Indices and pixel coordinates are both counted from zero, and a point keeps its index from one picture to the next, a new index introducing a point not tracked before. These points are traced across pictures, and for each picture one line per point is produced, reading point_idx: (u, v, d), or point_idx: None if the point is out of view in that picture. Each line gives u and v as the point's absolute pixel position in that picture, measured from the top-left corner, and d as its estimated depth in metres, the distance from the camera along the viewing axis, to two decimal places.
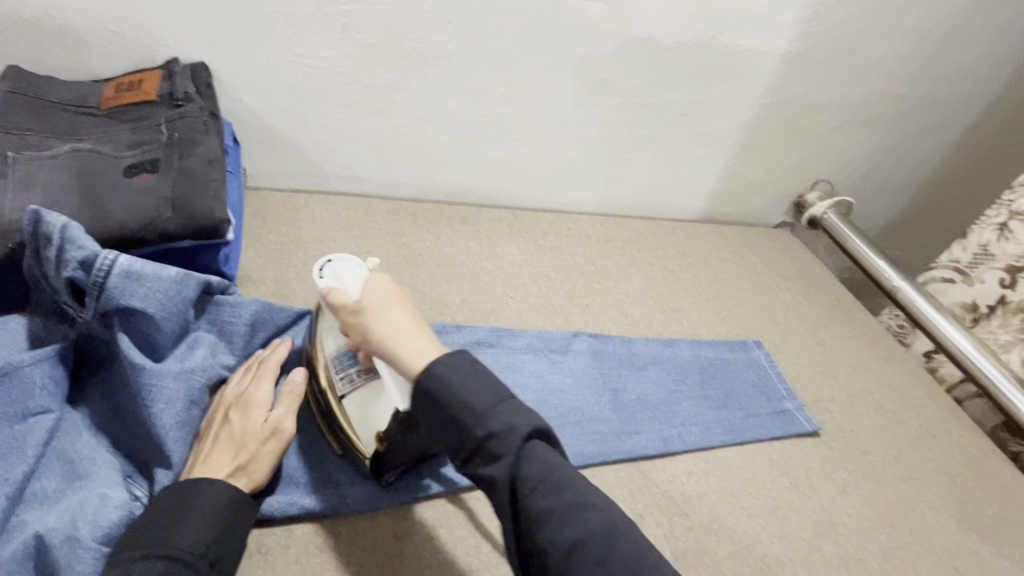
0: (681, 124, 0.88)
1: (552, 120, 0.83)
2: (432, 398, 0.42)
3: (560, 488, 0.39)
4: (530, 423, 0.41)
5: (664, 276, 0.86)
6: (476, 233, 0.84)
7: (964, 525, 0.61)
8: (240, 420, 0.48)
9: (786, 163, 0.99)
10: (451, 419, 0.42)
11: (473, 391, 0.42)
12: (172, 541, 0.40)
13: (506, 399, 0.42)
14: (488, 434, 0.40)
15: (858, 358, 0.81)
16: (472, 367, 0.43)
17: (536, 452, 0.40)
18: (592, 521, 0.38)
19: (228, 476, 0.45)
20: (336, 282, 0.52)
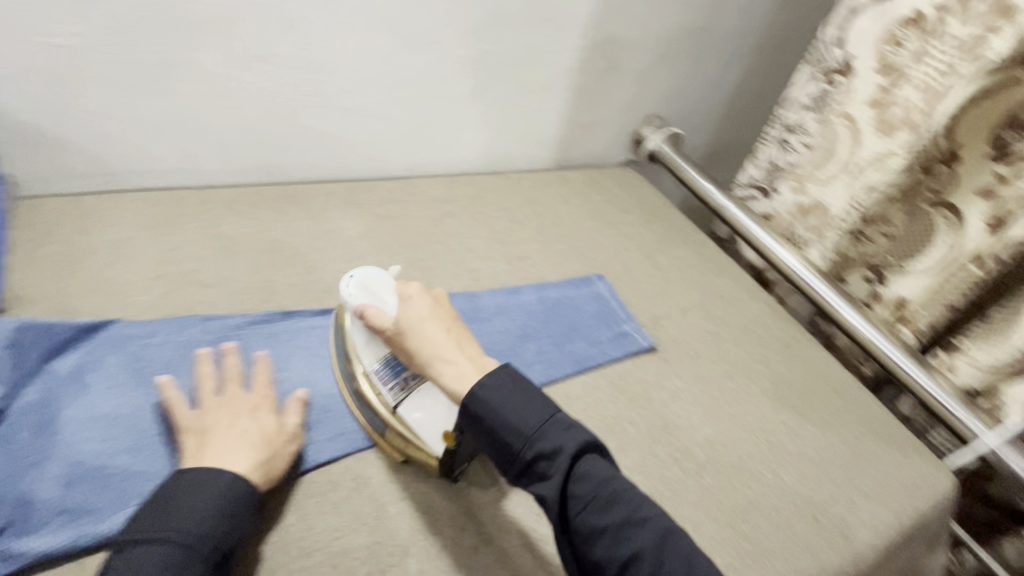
0: (505, 74, 0.88)
1: (369, 82, 0.79)
2: (483, 421, 0.49)
3: (609, 504, 0.46)
4: (580, 440, 0.48)
5: (509, 228, 0.87)
6: (306, 211, 0.79)
7: (776, 402, 0.70)
8: (261, 424, 0.52)
9: (617, 102, 1.03)
10: (500, 439, 0.48)
11: (523, 415, 0.48)
12: (178, 526, 0.42)
13: (554, 416, 0.49)
14: (537, 454, 0.47)
15: (691, 274, 0.88)
16: (521, 391, 0.50)
17: (584, 468, 0.47)
18: (644, 534, 0.45)
19: (253, 471, 0.48)
20: (370, 299, 0.57)
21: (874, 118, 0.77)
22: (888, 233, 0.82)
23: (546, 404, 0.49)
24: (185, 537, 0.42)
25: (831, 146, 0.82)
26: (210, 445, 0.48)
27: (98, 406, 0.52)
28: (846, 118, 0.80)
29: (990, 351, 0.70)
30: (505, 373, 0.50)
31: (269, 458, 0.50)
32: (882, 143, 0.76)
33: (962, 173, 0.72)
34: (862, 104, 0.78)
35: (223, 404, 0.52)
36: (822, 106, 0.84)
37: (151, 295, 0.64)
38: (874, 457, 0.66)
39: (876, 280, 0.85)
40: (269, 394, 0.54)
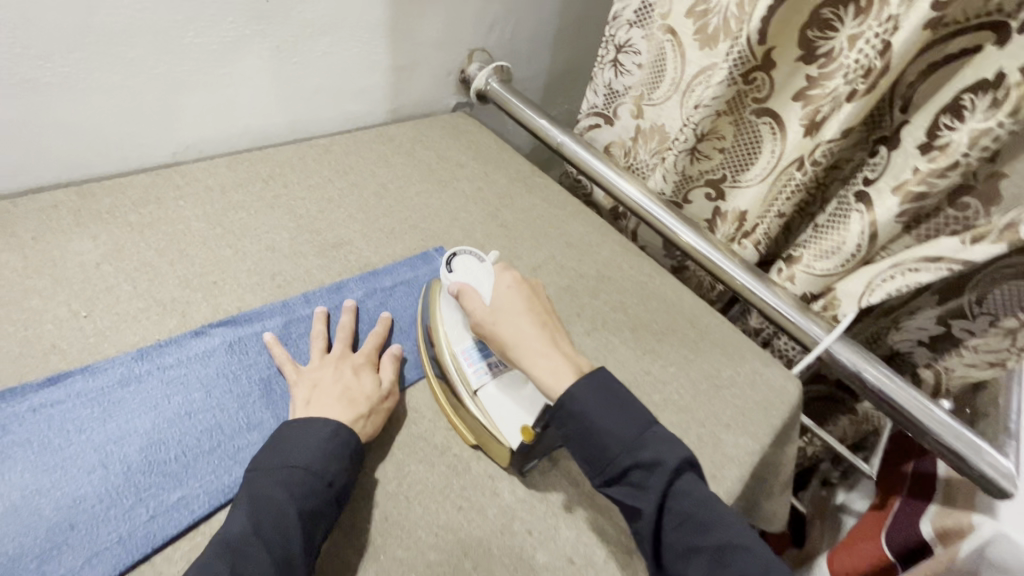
0: (272, 15, 0.69)
1: (62, 42, 0.56)
2: (576, 418, 0.47)
3: (706, 525, 0.43)
4: (681, 453, 0.45)
5: (320, 209, 0.72)
6: (10, 238, 0.56)
7: (638, 351, 0.67)
8: (350, 378, 0.52)
9: (430, 38, 0.88)
10: (594, 438, 0.46)
11: (619, 424, 0.46)
12: (295, 460, 0.44)
13: (652, 428, 0.47)
14: (630, 464, 0.45)
15: (539, 226, 0.80)
16: (615, 399, 0.48)
17: (682, 487, 0.44)
18: (743, 559, 0.42)
19: (352, 422, 0.48)
20: (466, 283, 0.55)
21: (696, 29, 0.73)
22: (721, 147, 0.79)
23: (641, 416, 0.47)
24: (312, 470, 0.43)
25: (663, 64, 0.78)
26: (312, 400, 0.49)
27: (107, 420, 0.46)
28: (670, 33, 0.75)
29: (825, 259, 0.72)
30: (601, 383, 0.48)
31: (367, 413, 0.50)
32: (706, 56, 0.73)
33: (781, 78, 0.68)
34: (682, 16, 0.73)
35: (327, 361, 0.53)
36: (645, 20, 0.78)
37: None
38: (733, 384, 0.66)
39: (716, 196, 0.83)
40: (371, 353, 0.56)
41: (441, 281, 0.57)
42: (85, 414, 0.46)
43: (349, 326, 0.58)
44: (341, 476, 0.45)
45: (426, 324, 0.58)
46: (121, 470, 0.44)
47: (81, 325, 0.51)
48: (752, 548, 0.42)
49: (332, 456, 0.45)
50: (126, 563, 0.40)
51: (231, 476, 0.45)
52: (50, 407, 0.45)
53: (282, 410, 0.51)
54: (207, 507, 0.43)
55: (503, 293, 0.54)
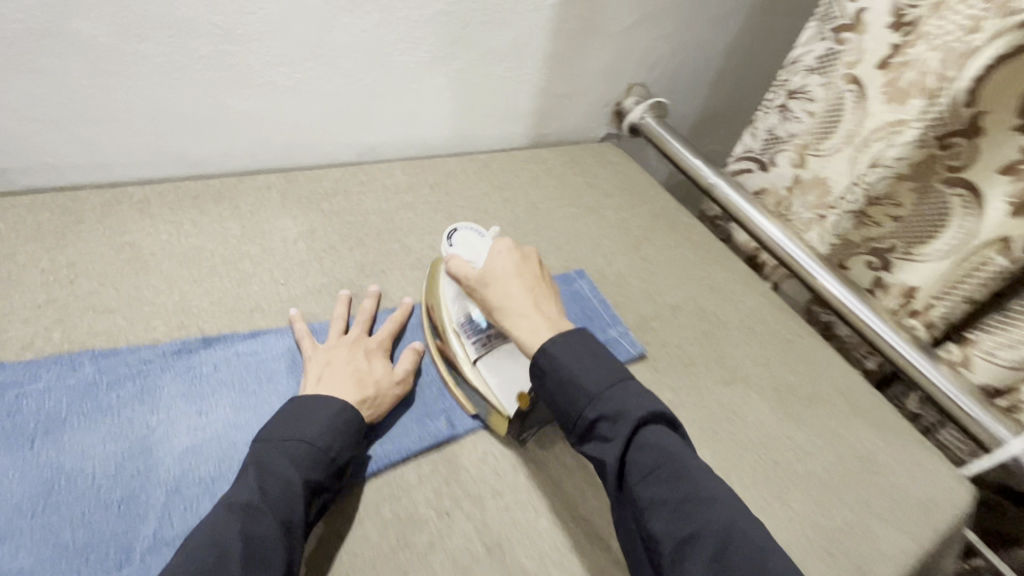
0: (464, 40, 0.76)
1: (301, 54, 0.67)
2: (551, 376, 0.46)
3: (675, 477, 0.41)
4: (651, 407, 0.44)
5: (476, 219, 0.77)
6: (236, 209, 0.67)
7: (781, 414, 0.62)
8: (362, 362, 0.52)
9: (595, 70, 0.91)
10: (563, 394, 0.45)
11: (590, 375, 0.45)
12: (301, 432, 0.43)
13: (623, 385, 0.45)
14: (597, 416, 0.44)
15: (681, 265, 0.78)
16: (587, 352, 0.47)
17: (652, 439, 0.42)
18: (711, 518, 0.39)
19: (358, 403, 0.48)
20: (462, 252, 0.56)
21: (884, 82, 0.67)
22: (895, 215, 0.72)
23: (616, 368, 0.46)
24: (316, 446, 0.43)
25: (839, 114, 0.73)
26: (323, 378, 0.49)
27: (293, 375, 0.52)
28: (855, 82, 0.70)
29: (1010, 350, 0.64)
30: (572, 338, 0.47)
31: (374, 398, 0.49)
32: (891, 111, 0.67)
33: (988, 148, 0.60)
34: (873, 66, 0.68)
35: (342, 342, 0.54)
36: (827, 67, 0.73)
37: (30, 326, 0.50)
38: (890, 473, 0.59)
39: (879, 265, 0.76)
40: (386, 340, 0.56)
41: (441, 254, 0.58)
42: (275, 367, 0.53)
43: (369, 313, 0.58)
44: (346, 451, 0.45)
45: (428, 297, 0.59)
46: None
47: (279, 293, 0.59)
48: (718, 504, 0.40)
49: (342, 434, 0.45)
50: None
51: (383, 447, 0.49)
52: (249, 356, 0.53)
53: (428, 396, 0.54)
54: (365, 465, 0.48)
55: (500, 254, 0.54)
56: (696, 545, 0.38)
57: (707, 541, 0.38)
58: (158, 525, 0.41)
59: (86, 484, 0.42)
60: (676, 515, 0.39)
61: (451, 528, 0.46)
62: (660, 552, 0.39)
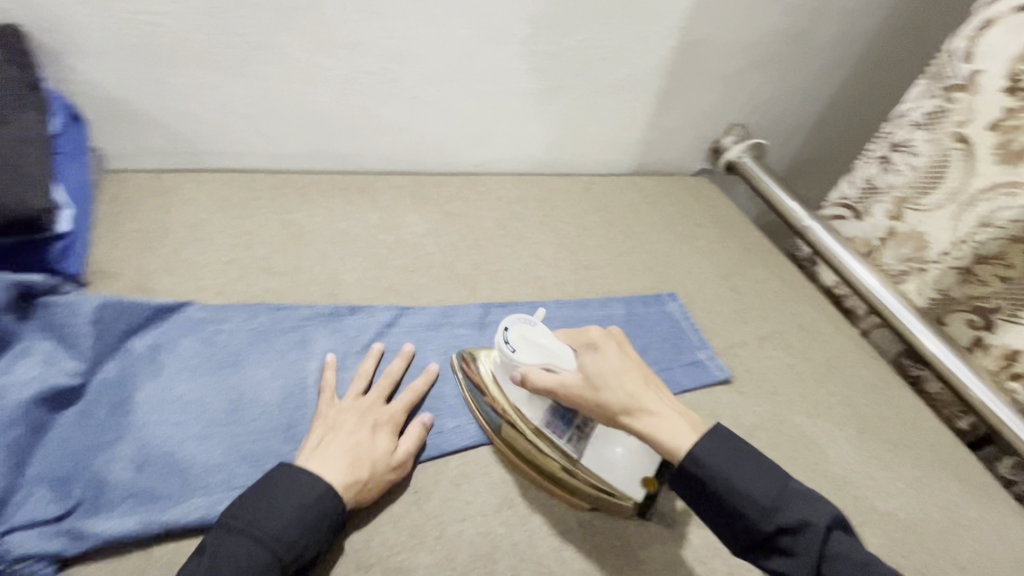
0: (586, 72, 0.83)
1: (446, 75, 0.76)
2: (707, 487, 0.43)
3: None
4: (827, 512, 0.41)
5: (578, 235, 0.83)
6: (376, 203, 0.77)
7: (863, 453, 0.64)
8: (365, 440, 0.48)
9: (699, 109, 0.96)
10: (729, 509, 0.42)
11: (757, 485, 0.42)
12: (261, 523, 0.40)
13: (791, 486, 0.42)
14: (780, 529, 0.41)
15: (769, 299, 0.81)
16: (739, 451, 0.44)
17: (840, 547, 0.40)
18: None
19: (343, 485, 0.44)
20: (537, 352, 0.50)
21: (994, 144, 0.68)
22: (1004, 276, 0.70)
23: (778, 470, 0.43)
24: (276, 543, 0.40)
25: (943, 171, 0.74)
26: (322, 444, 0.47)
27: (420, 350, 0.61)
28: (963, 142, 0.71)
29: None
30: (720, 436, 0.44)
31: (365, 482, 0.46)
32: (999, 174, 0.68)
33: None
34: (984, 127, 0.69)
35: (356, 407, 0.51)
36: (934, 123, 0.75)
37: (221, 278, 0.62)
38: (975, 529, 0.59)
39: (981, 324, 0.75)
40: (399, 412, 0.52)
41: (502, 359, 0.51)
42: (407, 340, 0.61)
43: (394, 375, 0.55)
44: (306, 550, 0.41)
45: (473, 394, 0.55)
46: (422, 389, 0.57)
47: (410, 278, 0.69)
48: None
49: (312, 536, 0.41)
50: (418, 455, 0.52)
51: None
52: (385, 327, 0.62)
53: None
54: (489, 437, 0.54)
55: (577, 339, 0.51)
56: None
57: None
58: None
59: (261, 409, 0.51)
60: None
61: (547, 497, 0.52)
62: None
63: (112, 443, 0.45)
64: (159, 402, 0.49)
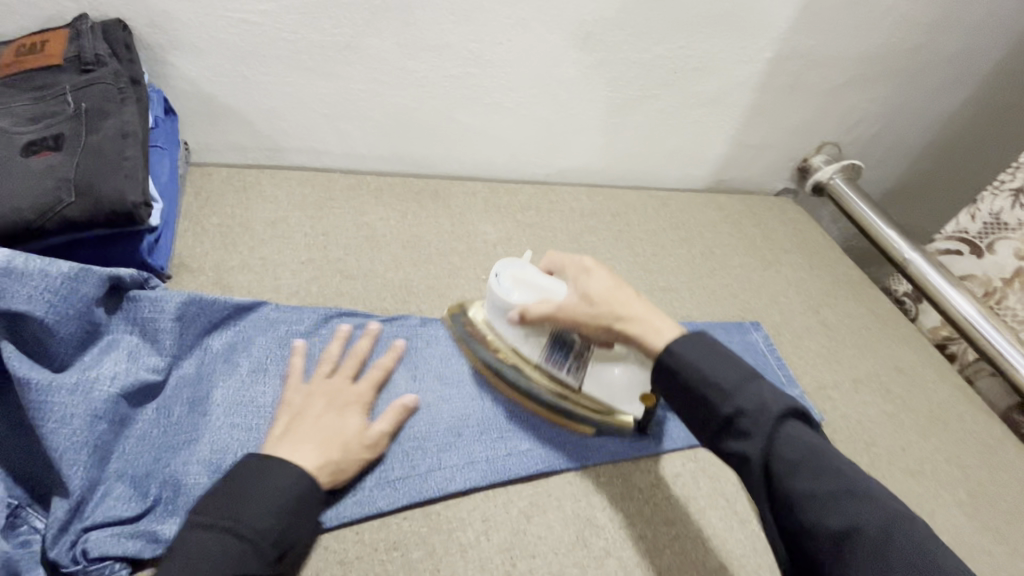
0: (674, 83, 0.79)
1: (528, 81, 0.74)
2: (672, 375, 0.42)
3: (822, 470, 0.35)
4: (786, 401, 0.38)
5: (654, 254, 0.79)
6: (449, 210, 0.76)
7: (977, 524, 0.56)
8: (333, 419, 0.46)
9: (792, 125, 0.89)
10: (692, 395, 0.41)
11: (718, 370, 0.40)
12: (236, 514, 0.37)
13: (757, 379, 0.40)
14: (735, 409, 0.38)
15: (864, 337, 0.74)
16: (713, 347, 0.42)
17: (794, 435, 0.37)
18: (868, 510, 0.34)
19: (316, 467, 0.42)
20: (529, 287, 0.52)
21: None
22: None
23: (747, 365, 0.41)
24: (254, 532, 0.37)
25: None
26: (293, 432, 0.44)
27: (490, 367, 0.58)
28: None
29: None
30: (703, 339, 0.43)
31: (337, 461, 0.44)
32: None
33: None
34: None
35: (324, 389, 0.49)
36: None
37: (297, 278, 0.62)
38: None
39: None
40: (367, 393, 0.50)
41: (497, 300, 0.53)
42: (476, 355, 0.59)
43: (363, 356, 0.53)
44: (289, 536, 0.39)
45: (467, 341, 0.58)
46: (491, 408, 0.54)
47: (481, 290, 0.66)
48: (869, 498, 0.34)
49: (291, 522, 0.39)
50: (488, 482, 0.49)
51: (564, 450, 0.52)
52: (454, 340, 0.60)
53: None
54: (558, 467, 0.51)
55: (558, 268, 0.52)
56: (857, 545, 0.32)
57: (869, 538, 0.32)
58: (382, 466, 0.48)
59: None
60: (828, 507, 0.34)
61: (625, 542, 0.48)
62: (812, 553, 0.34)
63: (189, 444, 0.45)
64: (234, 403, 0.48)
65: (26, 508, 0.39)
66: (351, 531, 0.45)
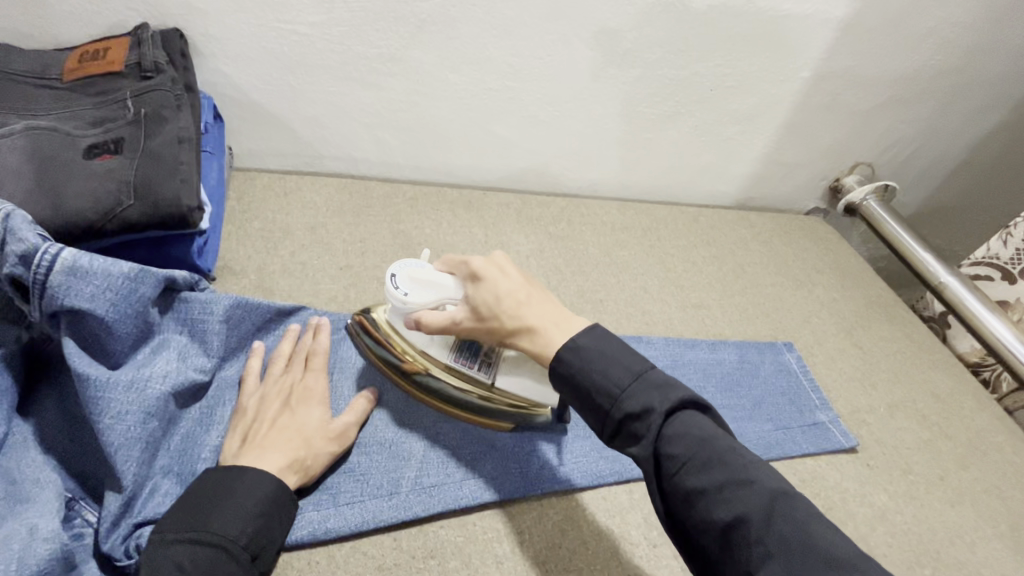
0: (709, 100, 0.79)
1: (565, 95, 0.75)
2: (569, 379, 0.41)
3: (710, 463, 0.36)
4: (674, 398, 0.38)
5: (685, 270, 0.79)
6: (482, 220, 0.76)
7: (1020, 559, 0.55)
8: (290, 419, 0.46)
9: (826, 145, 0.89)
10: (587, 399, 0.40)
11: (607, 372, 0.40)
12: (208, 523, 0.38)
13: (641, 374, 0.39)
14: (622, 414, 0.38)
15: (899, 362, 0.73)
16: (605, 346, 0.41)
17: (677, 429, 0.37)
18: (751, 496, 0.34)
19: (282, 469, 0.43)
20: (423, 289, 0.48)
21: None
22: None
23: (638, 359, 0.40)
24: (222, 538, 0.37)
25: None
26: (254, 438, 0.44)
27: None
28: None
29: None
30: (592, 337, 0.42)
31: (304, 458, 0.44)
32: None
33: None
34: None
35: (281, 389, 0.49)
36: None
37: (336, 284, 0.63)
38: None
39: None
40: (324, 388, 0.50)
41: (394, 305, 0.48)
42: None
43: (314, 350, 0.52)
44: (262, 538, 0.39)
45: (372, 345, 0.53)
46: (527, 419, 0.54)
47: None
48: (756, 483, 0.35)
49: (261, 525, 0.39)
50: (522, 492, 0.49)
51: (599, 466, 0.52)
52: None
53: None
54: (592, 480, 0.51)
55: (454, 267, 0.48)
56: (746, 535, 0.33)
57: (755, 529, 0.33)
58: (418, 472, 0.49)
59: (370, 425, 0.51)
60: (717, 501, 0.35)
61: (661, 560, 0.48)
62: (707, 545, 0.35)
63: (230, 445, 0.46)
64: None
65: (79, 501, 0.40)
66: (388, 536, 0.45)
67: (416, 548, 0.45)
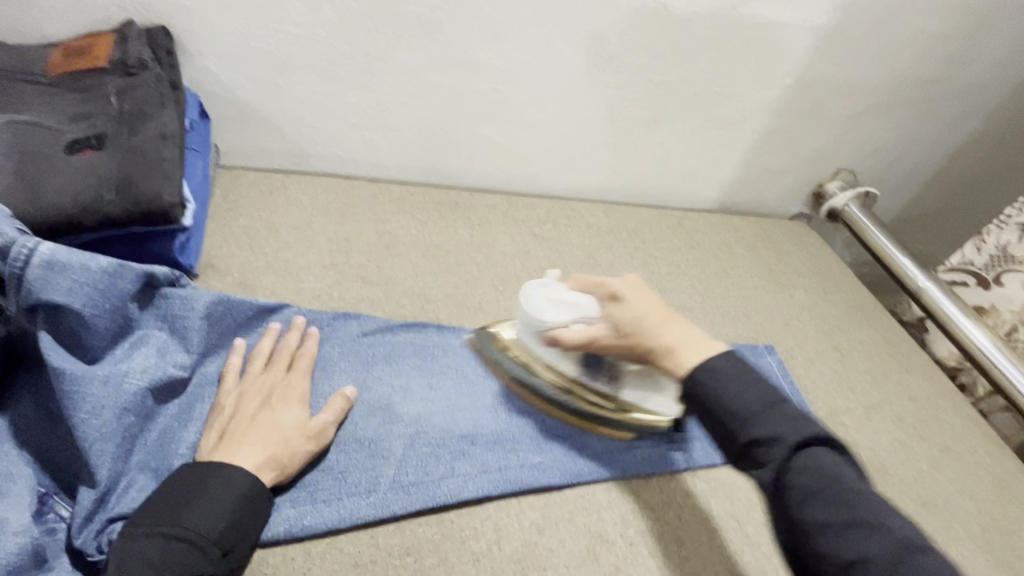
0: (694, 105, 0.80)
1: (552, 98, 0.75)
2: (693, 395, 0.41)
3: (840, 502, 0.34)
4: (808, 432, 0.37)
5: (669, 272, 0.80)
6: (469, 221, 0.77)
7: (989, 558, 0.56)
8: (268, 416, 0.46)
9: (809, 150, 0.90)
10: (709, 418, 0.40)
11: (739, 395, 0.39)
12: (180, 518, 0.38)
13: (775, 403, 0.38)
14: (749, 438, 0.37)
15: (878, 365, 0.74)
16: (735, 368, 0.40)
17: (807, 462, 0.36)
18: (884, 543, 0.33)
19: (258, 466, 0.43)
20: (562, 310, 0.51)
21: None
22: None
23: (771, 388, 0.39)
24: (194, 534, 0.38)
25: None
26: (230, 435, 0.44)
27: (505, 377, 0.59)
28: None
29: None
30: (727, 360, 0.41)
31: (281, 455, 0.44)
32: None
33: None
34: None
35: (259, 387, 0.49)
36: None
37: (319, 282, 0.63)
38: None
39: None
40: (304, 386, 0.50)
41: (532, 323, 0.52)
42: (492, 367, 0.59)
43: (293, 349, 0.52)
44: (234, 534, 0.39)
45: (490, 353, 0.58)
46: (505, 418, 0.55)
47: (499, 299, 0.68)
48: (888, 529, 0.33)
49: (233, 521, 0.39)
50: (499, 490, 0.49)
51: (577, 464, 0.53)
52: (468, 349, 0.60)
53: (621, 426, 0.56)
54: (570, 478, 0.51)
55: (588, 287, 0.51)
56: None
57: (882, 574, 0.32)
58: (396, 470, 0.49)
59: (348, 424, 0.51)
60: (841, 540, 0.33)
61: (636, 558, 0.48)
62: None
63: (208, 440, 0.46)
64: None
65: (54, 496, 0.41)
66: (364, 533, 0.45)
67: (392, 545, 0.45)
